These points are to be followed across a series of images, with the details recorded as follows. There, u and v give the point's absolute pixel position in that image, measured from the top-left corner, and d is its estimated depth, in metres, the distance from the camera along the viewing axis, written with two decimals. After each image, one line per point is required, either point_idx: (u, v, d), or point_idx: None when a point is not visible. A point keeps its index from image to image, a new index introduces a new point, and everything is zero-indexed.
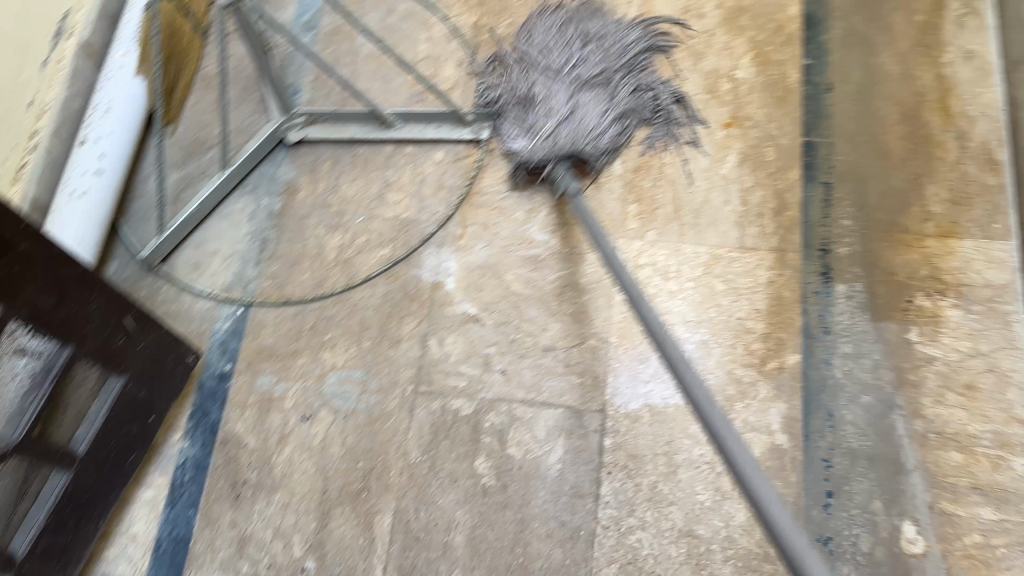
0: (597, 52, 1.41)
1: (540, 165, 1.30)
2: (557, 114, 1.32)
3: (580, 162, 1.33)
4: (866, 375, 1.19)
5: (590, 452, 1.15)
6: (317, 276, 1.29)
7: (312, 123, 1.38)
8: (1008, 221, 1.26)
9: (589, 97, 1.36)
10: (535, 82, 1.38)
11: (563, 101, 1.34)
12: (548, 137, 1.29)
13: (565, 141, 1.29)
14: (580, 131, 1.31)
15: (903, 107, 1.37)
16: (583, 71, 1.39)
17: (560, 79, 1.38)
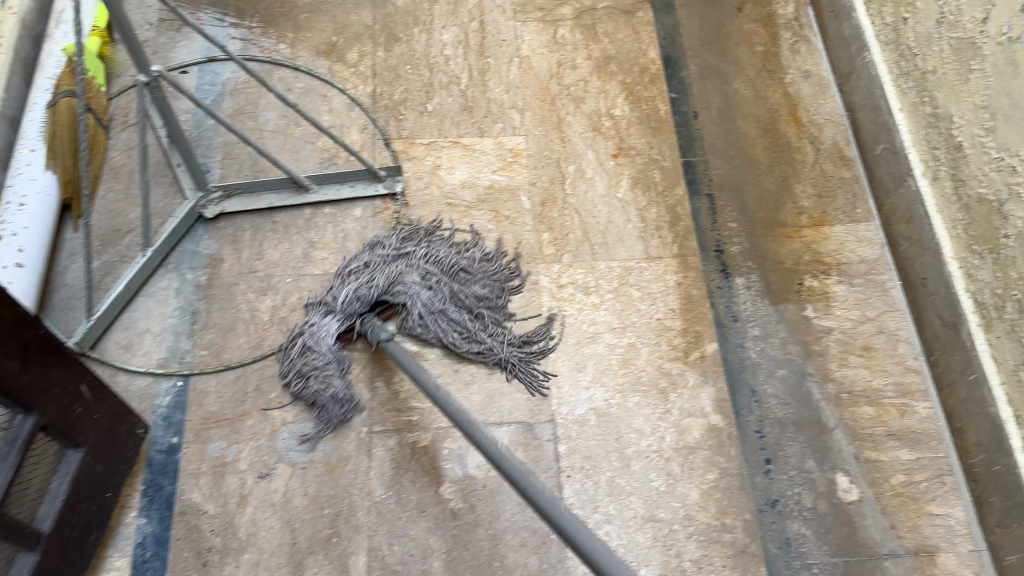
0: (424, 241, 1.39)
1: (350, 325, 1.28)
2: (367, 273, 1.31)
3: (389, 306, 1.31)
4: (777, 352, 1.32)
5: (548, 461, 1.22)
6: (253, 338, 1.31)
7: (228, 197, 1.42)
8: (868, 206, 1.46)
9: (409, 264, 1.33)
10: (363, 254, 1.36)
11: (384, 262, 1.33)
12: (349, 296, 1.27)
13: (371, 292, 1.28)
14: (383, 283, 1.29)
15: (762, 123, 1.57)
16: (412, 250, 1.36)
17: (388, 251, 1.35)
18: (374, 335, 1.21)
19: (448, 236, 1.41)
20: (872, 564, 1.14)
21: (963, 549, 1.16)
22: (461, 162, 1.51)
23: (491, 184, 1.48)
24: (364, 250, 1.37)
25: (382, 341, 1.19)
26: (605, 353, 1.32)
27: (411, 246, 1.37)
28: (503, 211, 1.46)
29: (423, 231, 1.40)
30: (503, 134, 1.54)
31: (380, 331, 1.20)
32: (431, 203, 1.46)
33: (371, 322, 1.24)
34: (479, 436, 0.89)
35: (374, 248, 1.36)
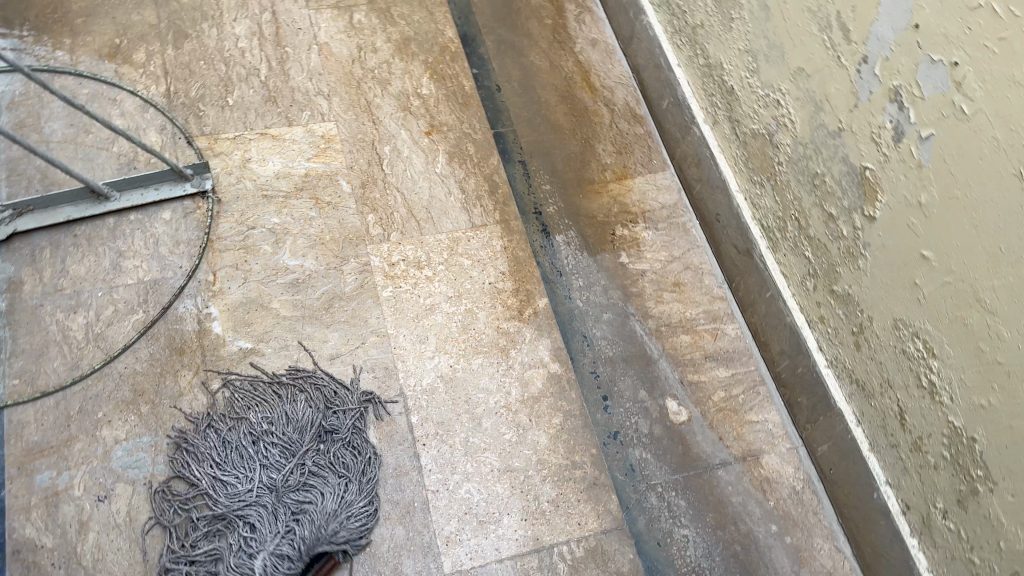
0: (285, 437, 1.19)
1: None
2: (267, 536, 1.10)
3: (327, 555, 1.12)
4: (601, 299, 1.41)
5: (402, 433, 1.24)
6: (70, 359, 1.22)
7: (21, 215, 1.32)
8: (662, 157, 1.60)
9: (290, 492, 1.14)
10: (236, 524, 1.11)
11: (280, 516, 1.11)
12: (278, 571, 1.08)
13: (298, 548, 1.10)
14: (302, 538, 1.10)
15: (560, 91, 1.66)
16: (268, 473, 1.15)
17: (258, 500, 1.13)
18: None
19: (281, 419, 1.20)
20: (708, 474, 1.25)
21: (782, 448, 1.29)
22: (273, 154, 1.48)
23: (308, 172, 1.47)
24: (234, 510, 1.12)
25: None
26: (444, 322, 1.35)
27: (270, 478, 1.15)
28: (323, 198, 1.45)
29: (259, 431, 1.19)
30: (312, 122, 1.53)
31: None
32: (246, 197, 1.42)
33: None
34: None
35: (240, 508, 1.12)
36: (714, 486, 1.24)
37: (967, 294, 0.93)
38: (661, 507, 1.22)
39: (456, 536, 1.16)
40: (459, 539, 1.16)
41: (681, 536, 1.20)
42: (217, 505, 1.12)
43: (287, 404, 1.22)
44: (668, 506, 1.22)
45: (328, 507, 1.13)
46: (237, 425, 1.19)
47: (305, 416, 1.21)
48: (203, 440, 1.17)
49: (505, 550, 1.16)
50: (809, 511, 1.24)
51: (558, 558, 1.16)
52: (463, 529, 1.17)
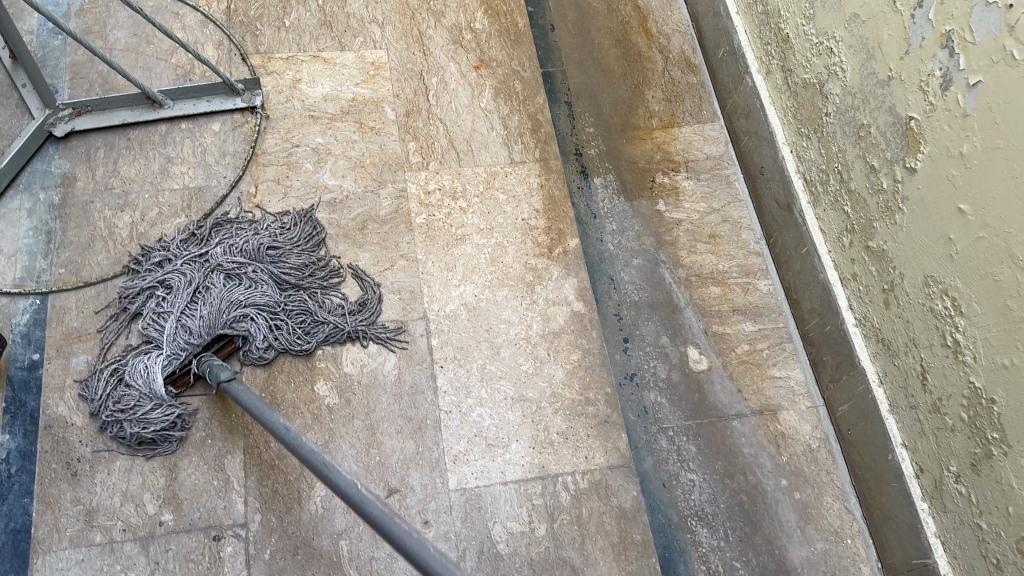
0: (244, 238, 1.29)
1: (184, 365, 1.17)
2: (183, 305, 1.20)
3: (228, 339, 1.21)
4: (633, 244, 1.41)
5: (421, 353, 1.26)
6: (113, 254, 1.28)
7: (79, 115, 1.37)
8: (712, 108, 1.56)
9: (223, 280, 1.24)
10: (165, 285, 1.23)
11: (199, 291, 1.22)
12: (177, 336, 1.17)
13: (200, 325, 1.18)
14: (209, 317, 1.19)
15: (615, 35, 1.64)
16: (214, 257, 1.26)
17: (192, 276, 1.24)
18: (211, 377, 1.09)
19: (244, 229, 1.31)
20: (721, 424, 1.24)
21: (802, 406, 1.27)
22: (323, 77, 1.50)
23: (355, 97, 1.49)
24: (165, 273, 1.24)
25: (223, 382, 1.06)
26: (474, 253, 1.36)
27: (212, 258, 1.26)
28: (367, 122, 1.47)
29: (226, 234, 1.30)
30: (364, 48, 1.55)
31: (218, 372, 1.07)
32: (293, 116, 1.45)
33: (208, 362, 1.13)
34: (371, 510, 0.77)
35: (174, 273, 1.24)
36: (726, 436, 1.24)
37: (1000, 251, 0.90)
38: (670, 450, 1.22)
39: (464, 457, 1.18)
40: (467, 459, 1.18)
41: (687, 480, 1.20)
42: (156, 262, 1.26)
43: (259, 222, 1.32)
44: (677, 450, 1.22)
45: (243, 303, 1.22)
46: (219, 231, 1.30)
47: (276, 241, 1.30)
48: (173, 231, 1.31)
49: (510, 474, 1.18)
50: (822, 470, 1.22)
51: (561, 487, 1.17)
52: (471, 450, 1.19)
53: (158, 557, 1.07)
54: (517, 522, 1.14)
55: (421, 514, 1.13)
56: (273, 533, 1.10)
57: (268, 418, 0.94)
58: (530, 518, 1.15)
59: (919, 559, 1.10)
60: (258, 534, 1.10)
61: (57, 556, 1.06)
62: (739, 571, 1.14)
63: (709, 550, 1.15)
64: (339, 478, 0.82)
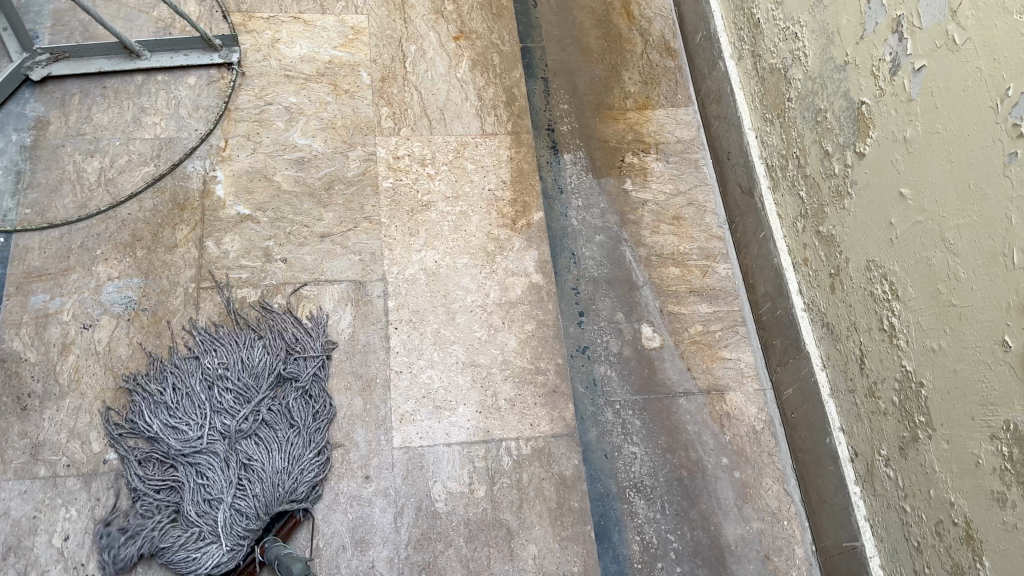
0: (236, 390, 1.15)
1: (246, 556, 1.06)
2: (226, 492, 1.08)
3: (287, 514, 1.10)
4: (597, 220, 1.42)
5: (376, 314, 1.28)
6: (80, 198, 1.29)
7: (57, 61, 1.39)
8: (687, 92, 1.57)
9: (253, 445, 1.11)
10: (195, 471, 1.09)
11: (233, 465, 1.09)
12: (233, 523, 1.06)
13: (255, 506, 1.07)
14: (263, 496, 1.08)
15: (597, 14, 1.65)
16: (226, 424, 1.12)
17: (217, 455, 1.10)
18: (285, 570, 0.99)
19: (225, 360, 1.17)
20: (668, 401, 1.26)
21: (749, 387, 1.28)
22: (302, 38, 1.51)
23: (332, 60, 1.50)
24: (185, 456, 1.10)
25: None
26: (437, 220, 1.38)
27: (224, 425, 1.12)
28: (342, 85, 1.48)
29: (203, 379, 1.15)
30: (345, 12, 1.56)
31: (291, 566, 0.99)
32: (269, 75, 1.46)
33: (278, 553, 1.04)
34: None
35: (198, 452, 1.10)
36: (672, 413, 1.25)
37: (934, 235, 0.93)
38: (615, 423, 1.23)
39: (410, 417, 1.20)
40: (413, 419, 1.19)
41: (629, 452, 1.21)
42: (170, 450, 1.10)
43: (222, 348, 1.19)
44: (622, 423, 1.23)
45: (288, 464, 1.11)
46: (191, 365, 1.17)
47: (251, 358, 1.18)
48: (171, 399, 1.13)
49: (454, 436, 1.19)
50: (763, 451, 1.24)
51: (504, 452, 1.19)
52: (418, 410, 1.20)
53: (99, 493, 1.09)
54: (457, 482, 1.16)
55: (363, 469, 1.15)
56: None
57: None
58: (471, 479, 1.16)
59: (848, 542, 1.11)
60: None
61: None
62: (672, 543, 1.16)
63: (645, 522, 1.17)
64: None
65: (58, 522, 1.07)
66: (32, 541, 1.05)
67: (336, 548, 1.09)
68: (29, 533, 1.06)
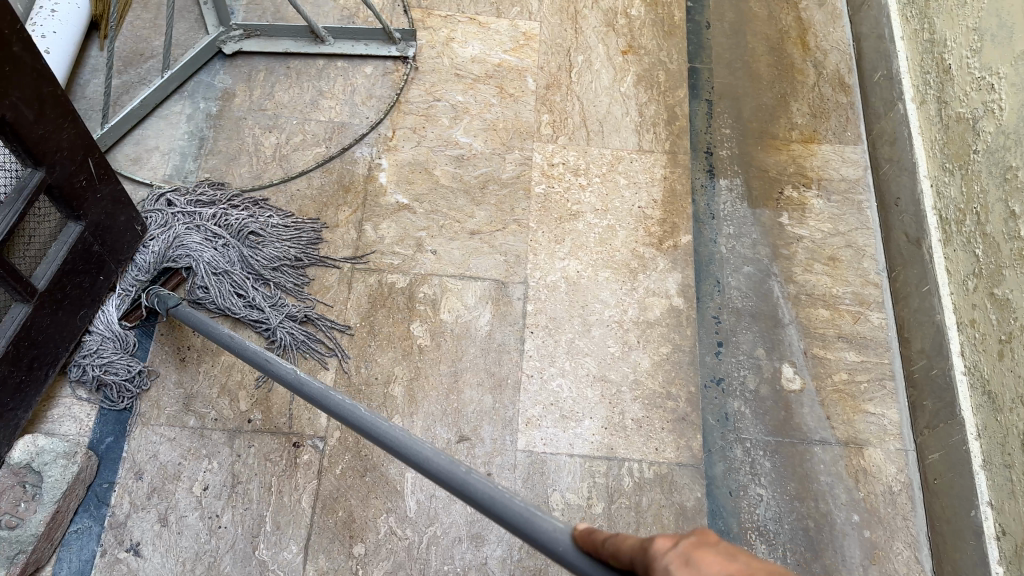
0: (250, 227, 1.29)
1: (134, 301, 1.20)
2: (145, 241, 1.22)
3: (174, 272, 1.24)
4: (746, 251, 1.38)
5: (515, 316, 1.30)
6: (255, 168, 1.38)
7: (248, 37, 1.48)
8: (858, 130, 1.50)
9: (204, 240, 1.25)
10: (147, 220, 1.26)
11: (172, 234, 1.24)
12: (133, 267, 1.20)
13: (149, 263, 1.20)
14: (159, 254, 1.21)
15: (770, 42, 1.61)
16: (206, 215, 1.28)
17: (162, 216, 1.26)
18: (160, 303, 1.13)
19: (247, 209, 1.31)
20: (802, 447, 1.21)
21: (891, 446, 1.21)
22: (475, 39, 1.55)
23: (501, 63, 1.53)
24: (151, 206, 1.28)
25: (169, 308, 1.12)
26: (585, 230, 1.38)
27: (213, 217, 1.29)
28: (508, 89, 1.51)
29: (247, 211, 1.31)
30: (519, 18, 1.59)
31: (168, 298, 1.13)
32: (440, 72, 1.51)
33: (154, 290, 1.16)
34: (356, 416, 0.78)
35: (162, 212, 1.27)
36: (804, 460, 1.20)
37: None
38: (744, 461, 1.20)
39: (537, 421, 1.21)
40: (539, 424, 1.21)
41: (755, 493, 1.18)
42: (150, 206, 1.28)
43: (268, 208, 1.33)
44: (751, 462, 1.20)
45: (204, 260, 1.23)
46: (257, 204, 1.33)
47: (266, 233, 1.30)
48: (214, 186, 1.33)
49: (577, 448, 1.19)
50: (898, 514, 1.16)
51: (625, 472, 1.17)
52: (545, 416, 1.21)
53: (240, 450, 1.15)
54: (576, 494, 1.15)
55: (486, 465, 1.17)
56: (348, 451, 1.16)
57: (210, 327, 1.02)
58: (589, 494, 1.15)
59: None
60: (334, 449, 1.16)
61: (152, 429, 1.16)
62: None
63: None
64: (396, 437, 0.73)
65: (199, 472, 1.13)
66: (175, 486, 1.12)
67: (452, 539, 1.12)
68: (173, 478, 1.13)
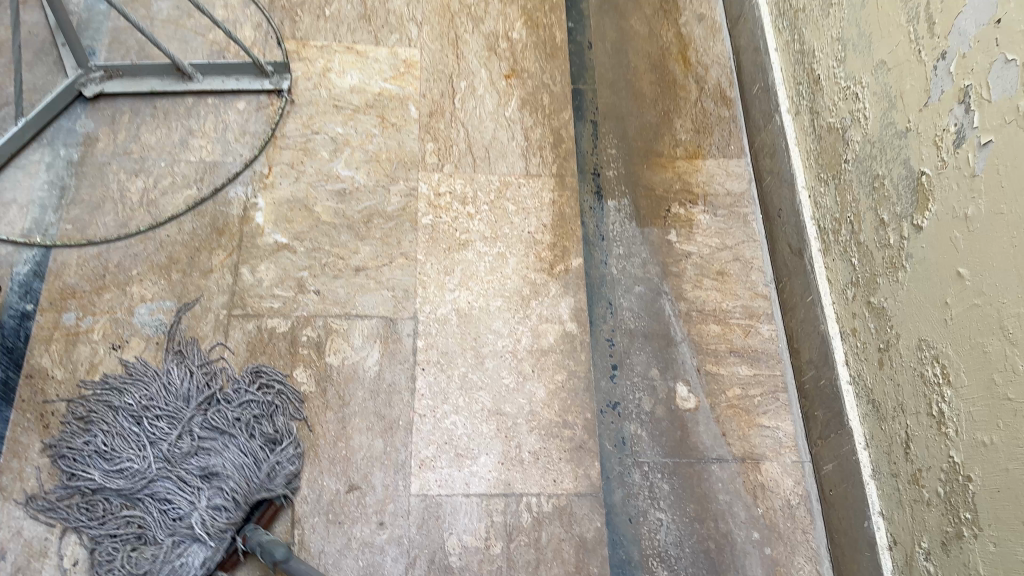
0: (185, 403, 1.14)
1: (229, 547, 1.07)
2: (192, 502, 1.07)
3: (265, 502, 1.10)
4: (637, 270, 1.37)
5: (405, 353, 1.25)
6: (120, 217, 1.30)
7: (110, 79, 1.40)
8: (740, 144, 1.52)
9: (203, 453, 1.10)
10: (156, 492, 1.07)
11: (195, 482, 1.08)
12: (215, 520, 1.06)
13: (233, 501, 1.07)
14: (233, 490, 1.07)
15: (652, 59, 1.61)
16: (166, 445, 1.10)
17: (167, 479, 1.08)
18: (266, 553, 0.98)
19: (167, 391, 1.15)
20: (699, 467, 1.20)
21: (786, 458, 1.22)
22: (353, 68, 1.51)
23: (381, 92, 1.49)
24: (139, 488, 1.08)
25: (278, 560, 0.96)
26: (474, 259, 1.35)
27: (160, 433, 1.11)
28: (389, 118, 1.47)
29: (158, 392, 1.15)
30: (398, 45, 1.55)
31: (274, 548, 0.97)
32: (318, 103, 1.46)
33: (257, 539, 1.02)
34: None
35: (155, 476, 1.08)
36: (703, 479, 1.19)
37: (993, 321, 0.87)
38: (642, 486, 1.18)
39: (430, 462, 1.16)
40: (433, 465, 1.16)
41: (655, 518, 1.16)
42: (95, 480, 1.08)
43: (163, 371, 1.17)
44: (649, 486, 1.18)
45: (246, 459, 1.10)
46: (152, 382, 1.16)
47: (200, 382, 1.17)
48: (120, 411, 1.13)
49: (473, 487, 1.15)
50: (797, 528, 1.17)
51: (524, 508, 1.15)
52: (439, 457, 1.17)
53: None
54: (473, 536, 1.12)
55: (378, 514, 1.12)
56: None
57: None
58: (487, 534, 1.13)
59: None
60: None
61: (15, 504, 1.08)
62: None
63: None
64: None
65: (68, 545, 1.07)
66: (43, 563, 1.06)
67: None
68: (39, 555, 1.06)
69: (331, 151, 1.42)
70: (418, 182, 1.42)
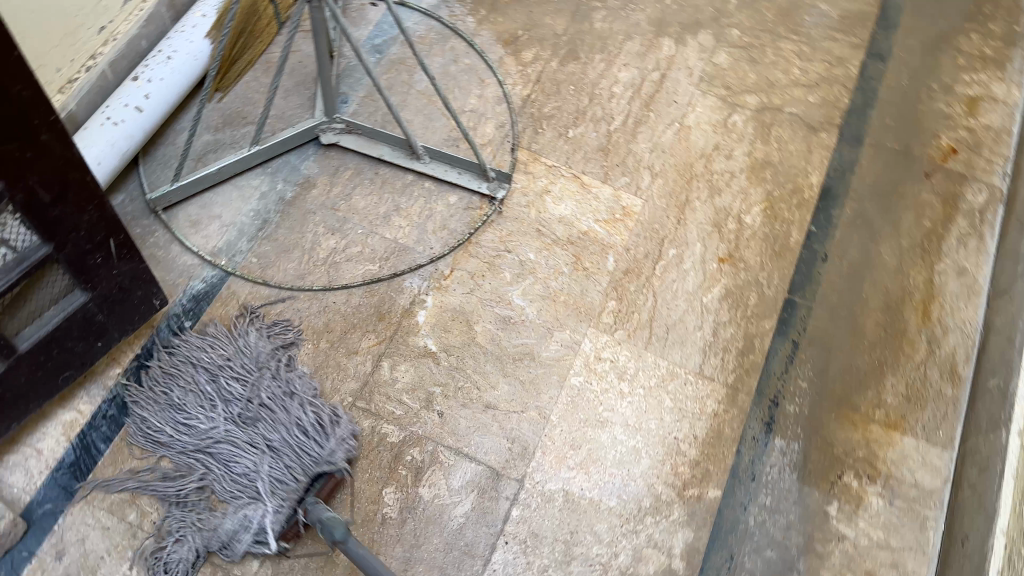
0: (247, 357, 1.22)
1: (289, 517, 1.09)
2: (252, 467, 1.12)
3: (328, 475, 1.13)
4: (777, 532, 1.20)
5: (496, 517, 1.17)
6: (301, 268, 1.33)
7: (347, 133, 1.46)
8: (952, 432, 1.30)
9: (270, 419, 1.16)
10: (221, 455, 1.14)
11: (258, 447, 1.14)
12: (276, 486, 1.11)
13: (290, 468, 1.12)
14: (288, 457, 1.13)
15: (889, 297, 1.42)
16: (235, 410, 1.17)
17: (228, 438, 1.15)
18: (325, 530, 0.99)
19: (243, 353, 1.22)
20: None
21: None
22: (571, 198, 1.47)
23: (588, 231, 1.43)
24: (201, 448, 1.14)
25: (337, 540, 0.97)
26: (606, 444, 1.24)
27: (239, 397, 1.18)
28: (585, 261, 1.41)
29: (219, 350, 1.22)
30: (625, 190, 1.49)
31: (333, 526, 0.98)
32: (522, 222, 1.43)
33: (316, 515, 1.04)
34: None
35: (220, 439, 1.15)
36: None
37: None
38: None
39: None
40: None
41: None
42: (165, 434, 1.15)
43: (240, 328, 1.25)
44: None
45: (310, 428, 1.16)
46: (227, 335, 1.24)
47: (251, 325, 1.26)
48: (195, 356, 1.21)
49: None
50: None
51: None
52: None
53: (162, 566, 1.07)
54: None
55: None
56: None
57: None
58: None
59: None
60: None
61: (92, 511, 1.10)
62: None
63: None
64: None
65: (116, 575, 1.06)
66: None
67: None
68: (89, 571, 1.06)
69: (515, 272, 1.38)
70: (584, 337, 1.33)
